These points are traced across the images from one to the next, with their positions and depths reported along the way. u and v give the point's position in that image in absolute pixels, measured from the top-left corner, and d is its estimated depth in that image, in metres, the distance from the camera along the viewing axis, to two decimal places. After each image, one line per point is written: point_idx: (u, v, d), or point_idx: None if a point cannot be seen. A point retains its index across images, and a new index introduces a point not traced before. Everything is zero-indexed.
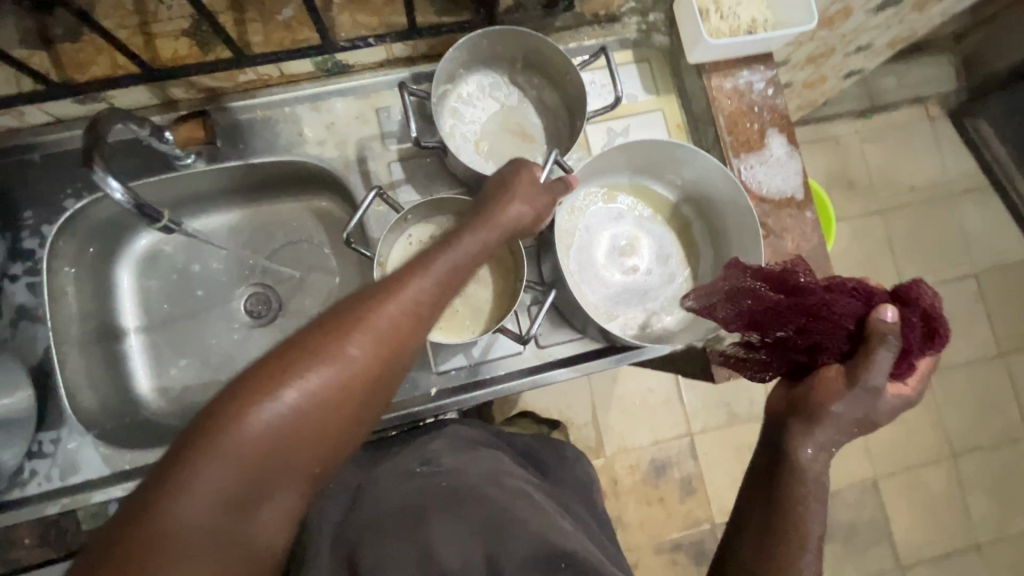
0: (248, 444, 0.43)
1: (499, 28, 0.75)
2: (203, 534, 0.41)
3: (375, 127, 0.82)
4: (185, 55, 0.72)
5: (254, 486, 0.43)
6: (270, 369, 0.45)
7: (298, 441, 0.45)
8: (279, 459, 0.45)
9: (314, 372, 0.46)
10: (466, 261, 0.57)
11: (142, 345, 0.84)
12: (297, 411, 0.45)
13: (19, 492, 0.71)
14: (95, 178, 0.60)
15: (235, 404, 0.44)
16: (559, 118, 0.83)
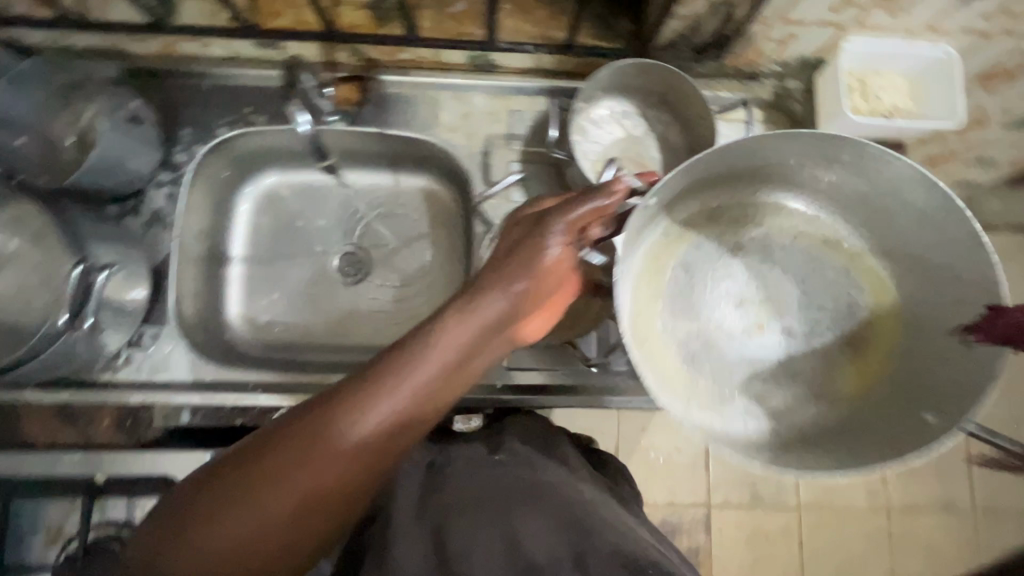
0: (238, 535, 0.45)
1: (647, 60, 0.78)
2: None
3: (506, 126, 0.86)
4: (361, 25, 0.78)
5: (244, 569, 0.45)
6: (255, 459, 0.46)
7: (284, 526, 0.46)
8: (264, 548, 0.46)
9: (295, 466, 0.46)
10: (477, 345, 0.51)
11: (241, 274, 0.89)
12: (284, 503, 0.45)
13: (111, 374, 0.76)
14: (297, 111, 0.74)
15: (262, 465, 0.46)
16: (680, 157, 0.85)
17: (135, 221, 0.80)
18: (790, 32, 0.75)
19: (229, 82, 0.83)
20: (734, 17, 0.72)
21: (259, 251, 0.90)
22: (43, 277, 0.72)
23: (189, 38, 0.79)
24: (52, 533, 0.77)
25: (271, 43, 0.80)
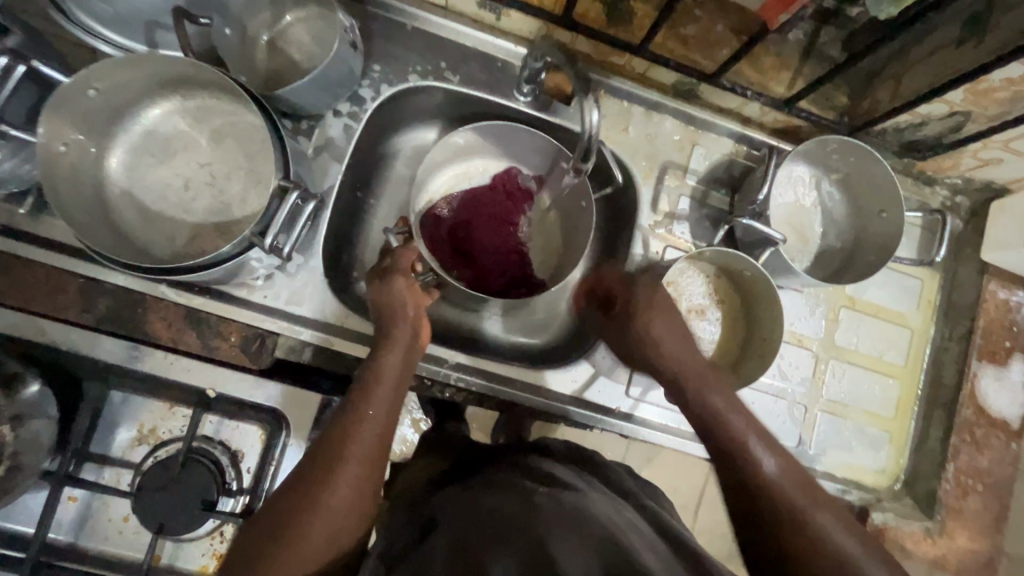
0: (333, 512, 0.50)
1: (858, 142, 0.77)
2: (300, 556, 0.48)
3: (687, 160, 0.85)
4: (592, 17, 0.75)
5: (342, 515, 0.51)
6: (297, 495, 0.51)
7: (369, 466, 0.55)
8: (363, 485, 0.54)
9: (353, 454, 0.54)
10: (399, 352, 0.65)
11: (379, 222, 0.86)
12: (353, 484, 0.52)
13: (246, 293, 0.73)
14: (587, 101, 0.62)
15: (297, 497, 0.51)
16: (840, 238, 0.86)
17: (306, 143, 0.76)
18: (1001, 158, 0.77)
19: (433, 31, 0.80)
20: (963, 130, 0.74)
21: (401, 206, 0.86)
22: (213, 177, 0.69)
23: None
24: (139, 434, 0.75)
25: (493, 6, 0.76)
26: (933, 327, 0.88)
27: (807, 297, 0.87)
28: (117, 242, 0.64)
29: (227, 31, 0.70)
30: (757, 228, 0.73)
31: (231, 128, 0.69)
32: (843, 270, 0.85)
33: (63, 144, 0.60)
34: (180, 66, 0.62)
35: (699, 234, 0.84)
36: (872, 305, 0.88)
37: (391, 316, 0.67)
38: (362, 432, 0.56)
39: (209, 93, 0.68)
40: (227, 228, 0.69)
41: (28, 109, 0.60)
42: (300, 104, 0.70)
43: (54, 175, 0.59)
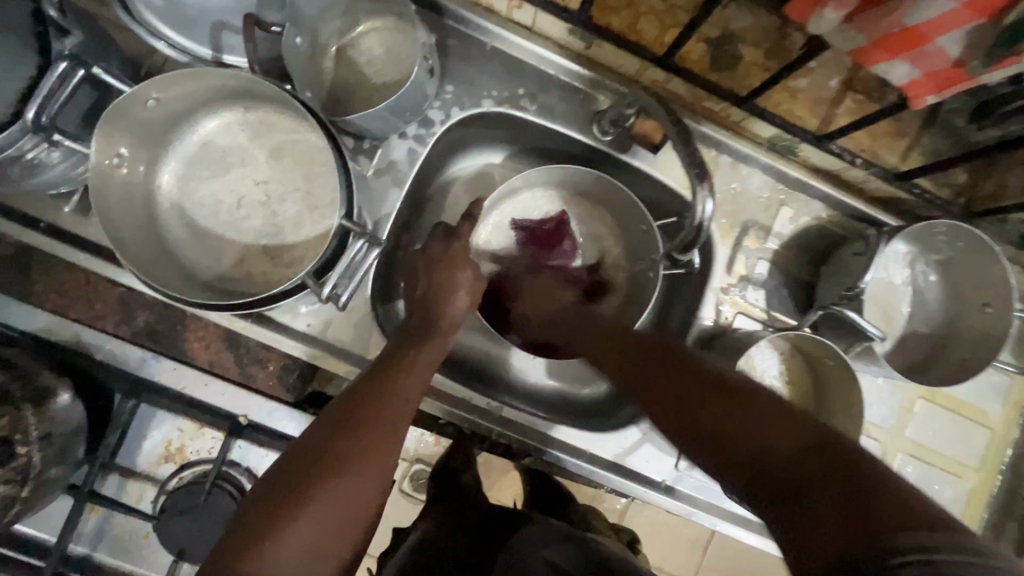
0: (398, 398, 0.55)
1: (971, 229, 0.68)
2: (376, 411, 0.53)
3: (770, 221, 0.77)
4: (693, 60, 0.68)
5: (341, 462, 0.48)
6: (380, 382, 0.56)
7: (372, 426, 0.51)
8: (356, 449, 0.49)
9: (384, 403, 0.53)
10: (459, 314, 0.69)
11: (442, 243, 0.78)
12: (393, 398, 0.54)
13: (288, 319, 0.68)
14: (700, 190, 0.57)
15: (303, 478, 0.46)
16: (928, 325, 0.78)
17: (365, 164, 0.71)
18: None
19: (515, 53, 0.73)
20: None
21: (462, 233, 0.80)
22: (267, 197, 0.64)
23: None
24: (166, 451, 0.71)
25: (586, 35, 0.69)
26: (1013, 428, 0.81)
27: (884, 383, 0.79)
28: (163, 260, 0.60)
29: (298, 39, 0.64)
30: (854, 321, 0.65)
31: (292, 146, 0.64)
32: (928, 362, 0.77)
33: (115, 156, 0.56)
34: (238, 79, 0.57)
35: (774, 303, 0.78)
36: (952, 399, 0.80)
37: (434, 313, 0.67)
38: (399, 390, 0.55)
39: (271, 107, 0.63)
40: (276, 253, 0.65)
41: (82, 115, 0.55)
42: (367, 127, 0.65)
43: (105, 187, 0.55)
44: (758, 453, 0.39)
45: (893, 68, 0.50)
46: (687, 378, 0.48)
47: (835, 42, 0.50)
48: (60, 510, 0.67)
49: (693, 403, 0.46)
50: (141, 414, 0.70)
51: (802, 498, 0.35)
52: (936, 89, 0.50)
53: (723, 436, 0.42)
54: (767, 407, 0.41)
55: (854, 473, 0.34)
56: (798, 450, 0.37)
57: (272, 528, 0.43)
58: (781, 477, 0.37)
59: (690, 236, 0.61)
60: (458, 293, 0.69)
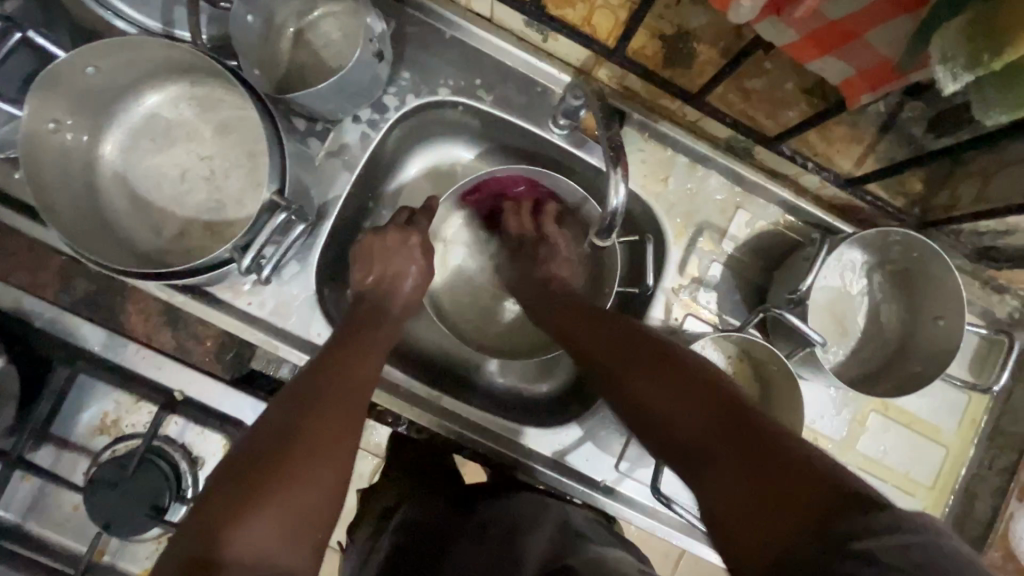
0: (357, 374, 0.54)
1: (922, 238, 0.67)
2: (337, 389, 0.52)
3: (726, 223, 0.76)
4: (647, 55, 0.68)
5: (306, 444, 0.47)
6: (338, 359, 0.55)
7: (333, 401, 0.51)
8: (320, 426, 0.48)
9: (345, 382, 0.53)
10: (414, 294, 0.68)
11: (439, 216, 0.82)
12: (352, 373, 0.54)
13: (229, 297, 0.68)
14: (610, 177, 0.57)
15: (267, 464, 0.45)
16: (884, 337, 0.77)
17: (317, 147, 0.70)
18: None
19: (474, 44, 0.73)
20: None
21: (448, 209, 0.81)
22: (210, 172, 0.64)
23: None
24: (102, 424, 0.71)
25: (541, 27, 0.69)
26: (968, 446, 0.79)
27: (835, 394, 0.77)
28: (99, 229, 0.61)
29: (250, 18, 0.64)
30: (795, 325, 0.65)
31: (237, 122, 0.65)
32: (880, 374, 0.76)
33: (53, 122, 0.57)
34: (178, 51, 0.58)
35: (727, 307, 0.77)
36: (908, 414, 0.79)
37: (385, 297, 0.66)
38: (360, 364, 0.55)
39: (218, 83, 0.63)
40: (216, 228, 0.65)
41: (21, 79, 0.56)
42: (314, 108, 0.65)
43: (37, 151, 0.56)
44: (700, 444, 0.42)
45: (828, 64, 0.49)
46: (640, 357, 0.53)
47: (768, 37, 0.49)
48: None
49: (639, 395, 0.50)
50: (79, 386, 0.71)
51: (746, 486, 0.38)
52: (874, 89, 0.49)
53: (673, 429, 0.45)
54: (698, 405, 0.44)
55: (781, 464, 0.38)
56: (740, 425, 0.41)
57: (235, 511, 0.42)
58: (718, 461, 0.40)
59: (608, 222, 0.60)
60: (403, 271, 0.67)
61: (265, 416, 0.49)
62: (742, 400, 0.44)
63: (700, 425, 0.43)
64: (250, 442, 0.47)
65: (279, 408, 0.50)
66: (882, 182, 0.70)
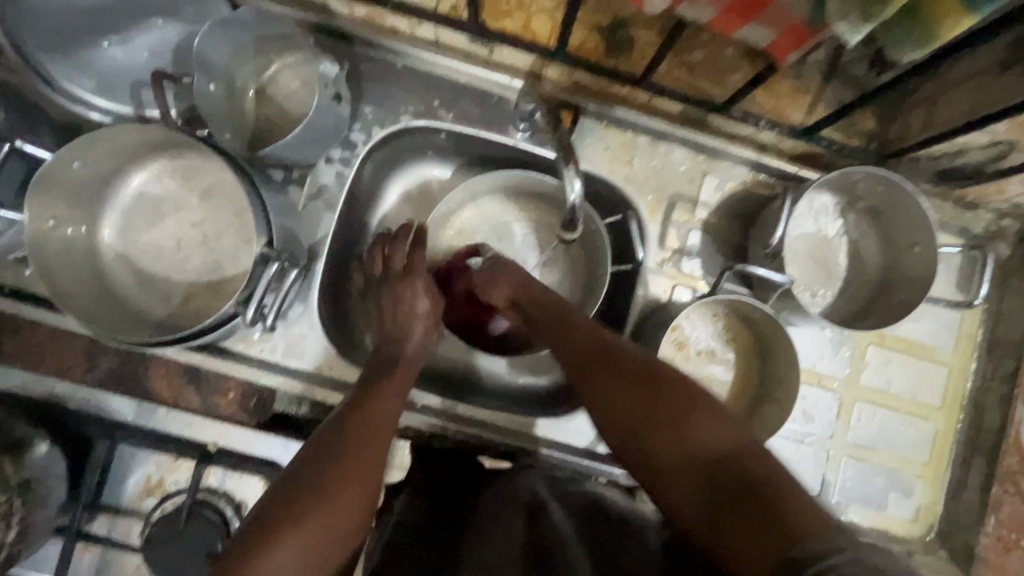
0: (386, 415, 0.57)
1: (882, 173, 0.70)
2: (362, 423, 0.55)
3: (696, 191, 0.79)
4: (589, 49, 0.71)
5: (334, 477, 0.49)
6: (363, 401, 0.58)
7: (360, 434, 0.53)
8: (348, 462, 0.51)
9: (376, 419, 0.56)
10: (435, 319, 0.72)
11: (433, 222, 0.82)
12: (382, 412, 0.57)
13: (241, 348, 0.72)
14: (563, 171, 0.59)
15: (299, 499, 0.47)
16: (869, 273, 0.79)
17: (297, 192, 0.74)
18: None
19: (424, 67, 0.77)
20: (1007, 158, 0.66)
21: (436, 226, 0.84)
22: (204, 237, 0.69)
23: (400, 14, 0.70)
24: (147, 485, 0.75)
25: (485, 41, 0.72)
26: (969, 360, 0.81)
27: (831, 334, 0.80)
28: (112, 308, 0.65)
29: (212, 86, 0.68)
30: (761, 274, 0.68)
31: (219, 186, 0.69)
32: (873, 306, 0.78)
33: (53, 218, 0.61)
34: (155, 132, 0.62)
35: (711, 271, 0.79)
36: (904, 341, 0.81)
37: (404, 326, 0.69)
38: (390, 402, 0.59)
39: (195, 152, 0.68)
40: (219, 286, 0.69)
41: (18, 185, 0.61)
42: (286, 157, 0.69)
43: (45, 248, 0.60)
44: (706, 501, 0.42)
45: (752, 32, 0.52)
46: (638, 396, 0.51)
47: (691, 16, 0.52)
48: (53, 553, 0.71)
49: (651, 445, 0.47)
50: (120, 455, 0.73)
51: (720, 521, 0.40)
52: (800, 45, 0.52)
53: (627, 421, 0.50)
54: (677, 437, 0.46)
55: (753, 494, 0.40)
56: (724, 463, 0.43)
57: (263, 549, 0.43)
58: (706, 489, 0.43)
59: (573, 216, 0.62)
60: (417, 290, 0.71)
61: (299, 457, 0.52)
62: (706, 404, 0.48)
63: (693, 446, 0.45)
64: (276, 484, 0.49)
65: (310, 448, 0.53)
66: (837, 125, 0.73)
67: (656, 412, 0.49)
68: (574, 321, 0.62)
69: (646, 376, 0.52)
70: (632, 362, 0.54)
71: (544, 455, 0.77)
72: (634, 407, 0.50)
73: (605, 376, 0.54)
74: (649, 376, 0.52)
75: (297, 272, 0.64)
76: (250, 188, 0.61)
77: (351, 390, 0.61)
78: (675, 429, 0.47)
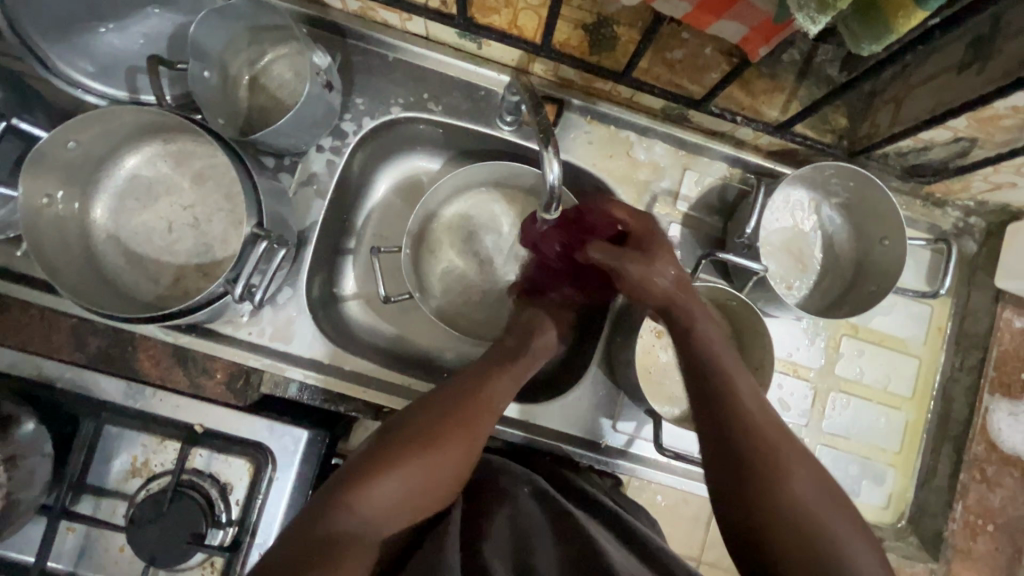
0: (482, 407, 0.67)
1: (851, 167, 0.73)
2: (449, 413, 0.66)
3: (677, 185, 0.82)
4: (573, 45, 0.73)
5: (420, 448, 0.63)
6: (462, 392, 0.68)
7: (448, 424, 0.65)
8: (426, 441, 0.63)
9: (472, 408, 0.67)
10: (530, 323, 0.75)
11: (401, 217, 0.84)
12: (478, 400, 0.67)
13: (230, 330, 0.74)
14: (542, 155, 0.61)
15: (392, 458, 0.62)
16: (842, 265, 0.82)
17: (289, 179, 0.76)
18: (1013, 183, 0.72)
19: (415, 60, 0.79)
20: (969, 155, 0.70)
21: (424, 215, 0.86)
22: (195, 220, 0.70)
23: (391, 8, 0.73)
24: (132, 467, 0.74)
25: (474, 36, 0.74)
26: (940, 352, 0.84)
27: (806, 324, 0.82)
28: (102, 287, 0.66)
29: (206, 73, 0.70)
30: (738, 262, 0.71)
31: (212, 170, 0.71)
32: (846, 297, 0.81)
33: (47, 197, 0.63)
34: (149, 115, 0.63)
35: (691, 262, 0.82)
36: (877, 333, 0.83)
37: (509, 339, 0.75)
38: (490, 394, 0.68)
39: (189, 137, 0.69)
40: (209, 269, 0.70)
41: (12, 164, 0.62)
42: (277, 144, 0.71)
43: (38, 225, 0.61)
44: (774, 510, 0.57)
45: (726, 27, 0.55)
46: (760, 421, 0.62)
47: (667, 11, 0.54)
48: (37, 533, 0.71)
49: (749, 444, 0.60)
50: (107, 436, 0.73)
51: (780, 544, 0.55)
52: (771, 39, 0.55)
53: (736, 414, 0.62)
54: (783, 493, 0.57)
55: (806, 535, 0.55)
56: (784, 481, 0.58)
57: (360, 487, 0.60)
58: (776, 506, 0.57)
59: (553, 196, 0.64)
60: (536, 317, 0.76)
61: (394, 422, 0.66)
62: (793, 447, 0.61)
63: (799, 508, 0.57)
64: (382, 438, 0.65)
65: (406, 418, 0.66)
66: (810, 122, 0.76)
67: (758, 424, 0.61)
68: (704, 312, 0.67)
69: (751, 395, 0.63)
70: (750, 388, 0.64)
71: (526, 438, 0.78)
72: (735, 407, 0.62)
73: (726, 362, 0.65)
74: (751, 391, 0.63)
75: (285, 252, 0.65)
76: (239, 169, 0.63)
77: (448, 380, 0.70)
78: (777, 478, 0.58)
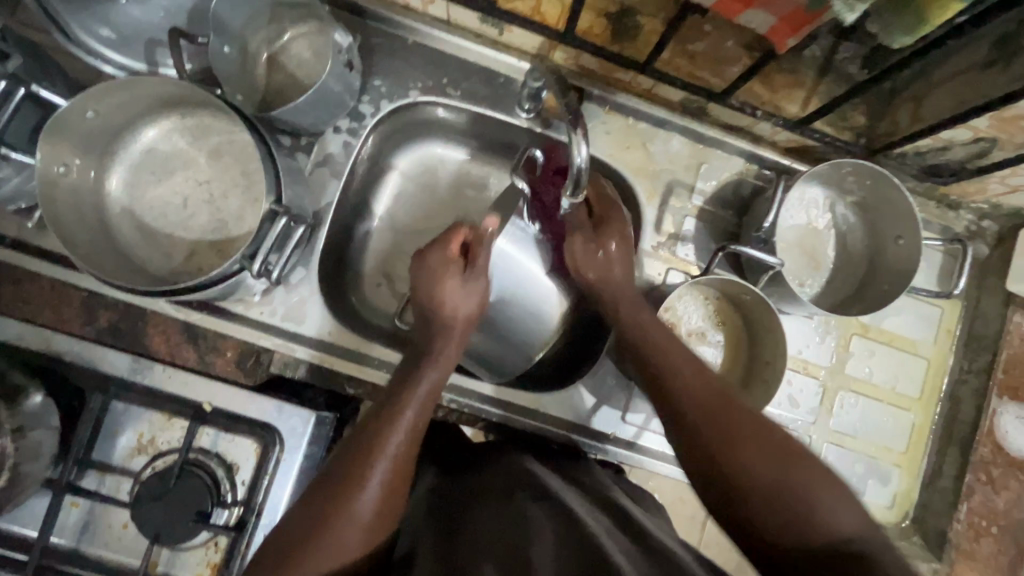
0: (395, 430, 0.59)
1: (871, 166, 0.73)
2: (364, 445, 0.57)
3: (693, 178, 0.82)
4: (597, 34, 0.73)
5: (333, 501, 0.53)
6: (374, 422, 0.59)
7: (363, 457, 0.56)
8: (341, 492, 0.53)
9: (392, 432, 0.58)
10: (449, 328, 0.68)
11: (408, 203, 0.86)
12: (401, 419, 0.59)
13: (242, 309, 0.73)
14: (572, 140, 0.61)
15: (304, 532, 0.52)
16: (855, 263, 0.82)
17: (305, 159, 0.75)
18: None
19: (436, 45, 0.78)
20: (988, 156, 0.70)
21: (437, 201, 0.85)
22: (210, 195, 0.70)
23: None
24: (138, 444, 0.74)
25: (496, 21, 0.74)
26: (948, 354, 0.84)
27: (817, 322, 0.83)
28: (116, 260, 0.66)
29: (226, 48, 0.69)
30: (754, 255, 0.71)
31: (229, 146, 0.70)
32: (857, 296, 0.81)
33: (64, 165, 0.62)
34: (169, 87, 0.63)
35: (704, 256, 0.82)
36: (888, 333, 0.84)
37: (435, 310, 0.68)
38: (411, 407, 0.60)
39: (207, 112, 0.69)
40: (223, 246, 0.70)
41: (29, 133, 0.61)
42: (295, 123, 0.70)
43: (53, 194, 0.60)
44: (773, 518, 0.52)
45: (755, 16, 0.55)
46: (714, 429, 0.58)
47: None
48: (41, 506, 0.71)
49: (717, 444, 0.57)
50: (114, 411, 0.73)
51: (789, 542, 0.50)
52: (801, 29, 0.54)
53: (702, 424, 0.59)
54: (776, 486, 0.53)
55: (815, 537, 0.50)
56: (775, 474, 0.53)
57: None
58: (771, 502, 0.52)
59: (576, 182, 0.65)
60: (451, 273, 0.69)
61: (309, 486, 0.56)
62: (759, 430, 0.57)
63: (831, 532, 0.50)
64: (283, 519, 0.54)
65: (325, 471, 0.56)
66: (830, 119, 0.76)
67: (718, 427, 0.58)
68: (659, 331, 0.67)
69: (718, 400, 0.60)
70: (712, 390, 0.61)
71: (536, 427, 0.78)
72: (706, 420, 0.59)
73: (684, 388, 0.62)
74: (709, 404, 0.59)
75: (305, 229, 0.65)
76: (259, 144, 0.62)
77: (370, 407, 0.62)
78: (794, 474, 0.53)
